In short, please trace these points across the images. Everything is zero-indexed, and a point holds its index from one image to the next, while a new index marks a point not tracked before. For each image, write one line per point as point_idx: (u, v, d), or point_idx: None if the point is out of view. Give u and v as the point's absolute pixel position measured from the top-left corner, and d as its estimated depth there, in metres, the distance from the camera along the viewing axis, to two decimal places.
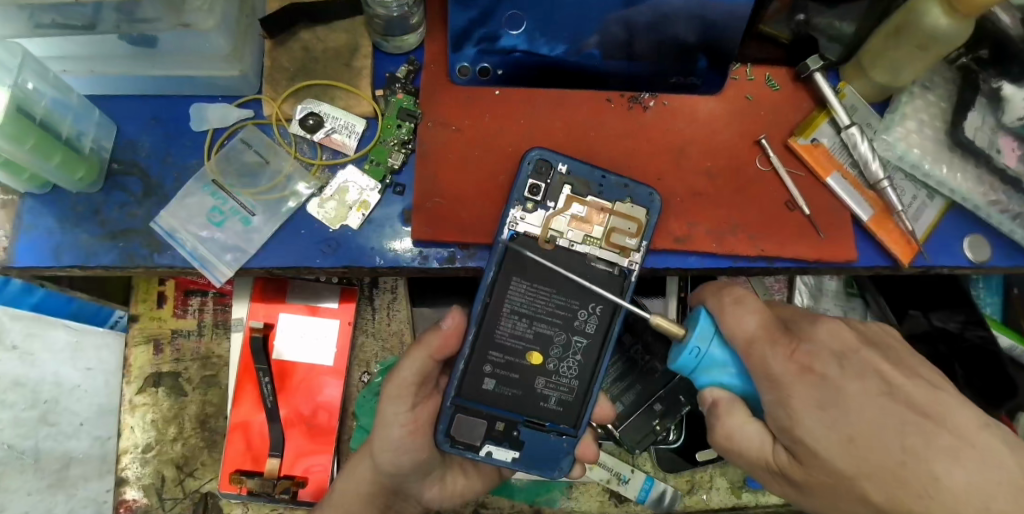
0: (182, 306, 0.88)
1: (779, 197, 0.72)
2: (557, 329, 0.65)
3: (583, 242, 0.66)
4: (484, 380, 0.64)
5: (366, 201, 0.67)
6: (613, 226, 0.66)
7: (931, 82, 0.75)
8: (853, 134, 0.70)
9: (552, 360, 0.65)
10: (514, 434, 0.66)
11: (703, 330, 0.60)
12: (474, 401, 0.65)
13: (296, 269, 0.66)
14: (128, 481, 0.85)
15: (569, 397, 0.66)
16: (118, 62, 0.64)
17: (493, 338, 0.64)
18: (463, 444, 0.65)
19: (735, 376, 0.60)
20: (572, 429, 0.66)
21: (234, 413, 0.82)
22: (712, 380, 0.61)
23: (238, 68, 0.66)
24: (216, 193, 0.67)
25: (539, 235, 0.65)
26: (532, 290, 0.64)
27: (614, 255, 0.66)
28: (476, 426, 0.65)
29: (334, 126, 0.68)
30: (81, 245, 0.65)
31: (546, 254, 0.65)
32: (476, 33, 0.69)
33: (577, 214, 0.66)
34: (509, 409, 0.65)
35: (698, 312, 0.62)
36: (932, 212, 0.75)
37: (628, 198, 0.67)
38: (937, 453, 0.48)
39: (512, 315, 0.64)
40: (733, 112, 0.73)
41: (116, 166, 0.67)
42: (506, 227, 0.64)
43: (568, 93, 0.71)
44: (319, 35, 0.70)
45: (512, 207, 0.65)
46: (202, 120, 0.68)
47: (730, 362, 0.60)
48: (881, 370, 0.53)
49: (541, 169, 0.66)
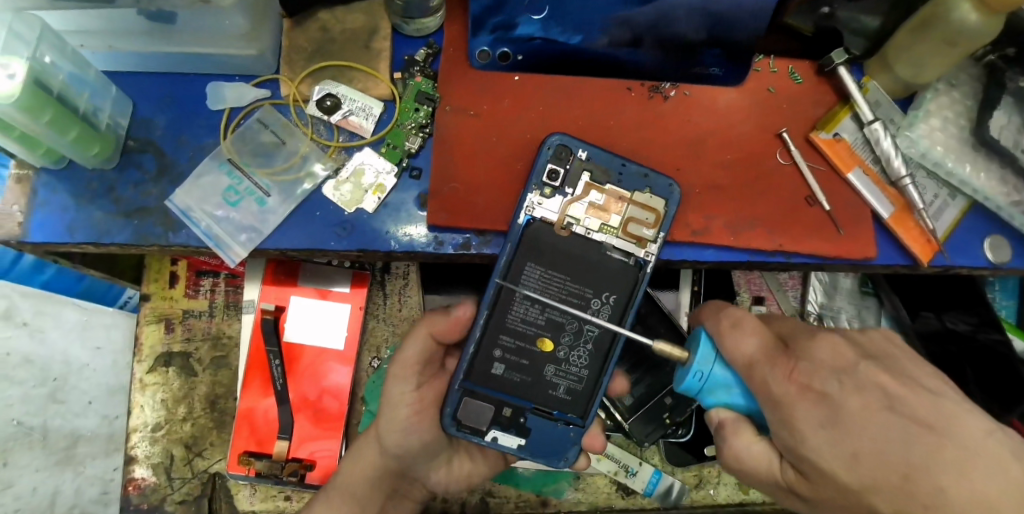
0: (194, 287, 0.86)
1: (799, 191, 0.71)
2: (570, 317, 0.64)
3: (600, 231, 0.65)
4: (494, 365, 0.64)
5: (381, 184, 0.66)
6: (630, 216, 0.65)
7: (956, 80, 0.74)
8: (876, 129, 0.70)
9: (563, 347, 0.65)
10: (521, 421, 0.66)
11: (704, 353, 0.61)
12: (483, 386, 0.64)
13: (309, 251, 0.65)
14: (137, 460, 0.84)
15: (579, 388, 0.66)
16: (136, 39, 0.64)
17: (505, 323, 0.63)
18: (468, 428, 0.65)
19: (740, 395, 0.61)
20: (580, 418, 0.66)
21: (241, 398, 0.82)
22: (718, 400, 0.61)
23: (255, 47, 0.65)
24: (231, 172, 0.66)
25: (555, 221, 0.65)
26: (546, 277, 0.64)
27: (630, 245, 0.66)
28: (483, 411, 0.65)
29: (352, 108, 0.67)
30: (94, 223, 0.65)
31: (560, 241, 0.65)
32: (490, 21, 0.69)
33: (594, 202, 0.65)
34: (518, 395, 0.65)
35: (699, 335, 0.62)
36: (953, 212, 0.74)
37: (647, 188, 0.66)
38: (954, 465, 0.46)
39: (524, 300, 0.64)
40: (752, 104, 0.73)
41: (132, 144, 0.67)
42: (523, 211, 0.64)
43: (587, 83, 0.70)
44: (338, 16, 0.69)
45: (530, 192, 0.64)
46: (220, 98, 0.68)
47: (734, 382, 0.60)
48: (885, 386, 0.52)
49: (561, 154, 0.65)
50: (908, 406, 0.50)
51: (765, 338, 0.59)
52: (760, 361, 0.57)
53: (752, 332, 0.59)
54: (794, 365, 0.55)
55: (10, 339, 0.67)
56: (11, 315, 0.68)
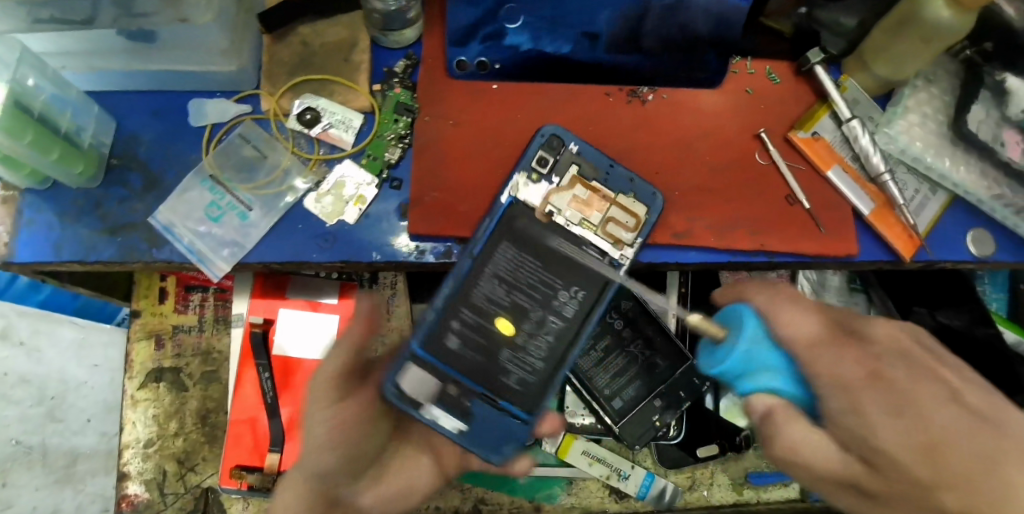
0: (183, 302, 0.86)
1: (779, 191, 0.71)
2: (535, 304, 0.65)
3: (579, 224, 0.66)
4: (449, 337, 0.64)
5: (362, 195, 0.67)
6: (610, 217, 0.66)
7: (934, 75, 0.75)
8: (854, 126, 0.71)
9: (523, 333, 0.64)
10: (466, 404, 0.63)
11: (751, 332, 0.53)
12: (434, 358, 0.63)
13: (294, 264, 0.66)
14: (129, 476, 0.82)
15: (531, 380, 0.65)
16: (118, 57, 0.65)
17: (470, 298, 0.64)
18: (409, 400, 0.62)
19: (786, 380, 0.53)
20: (527, 413, 0.64)
21: (236, 410, 0.81)
22: (757, 386, 0.53)
23: (235, 63, 0.65)
24: (213, 188, 0.67)
25: (537, 206, 0.66)
26: (517, 259, 0.65)
27: (607, 245, 0.66)
28: (430, 384, 0.63)
29: (331, 121, 0.68)
30: (80, 240, 0.65)
31: (536, 226, 0.65)
32: (483, 30, 0.71)
33: (578, 196, 0.67)
34: (470, 375, 0.64)
35: (742, 312, 0.54)
36: (934, 207, 0.74)
37: (632, 192, 0.67)
38: (999, 458, 0.47)
39: (493, 279, 0.64)
40: (734, 105, 0.73)
41: (115, 162, 0.67)
42: (506, 192, 0.65)
43: (570, 89, 0.71)
44: (318, 29, 0.70)
45: (517, 173, 0.66)
46: (201, 115, 0.68)
47: (781, 366, 0.53)
48: (939, 375, 0.52)
49: (553, 144, 0.67)
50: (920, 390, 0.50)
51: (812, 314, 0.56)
52: (826, 338, 0.53)
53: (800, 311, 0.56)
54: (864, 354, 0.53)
55: (8, 358, 0.68)
56: (9, 334, 0.68)
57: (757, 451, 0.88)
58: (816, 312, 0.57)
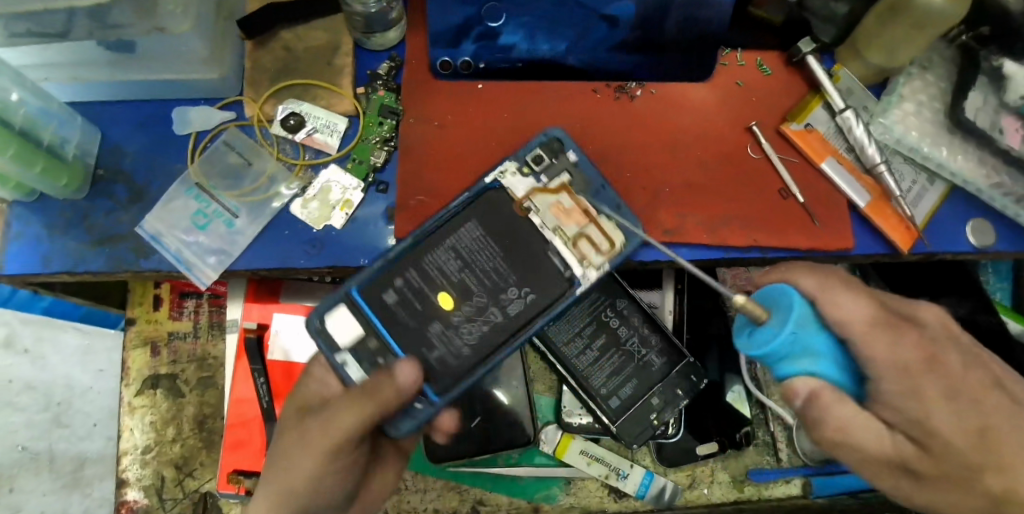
0: (178, 309, 0.86)
1: (772, 185, 0.70)
2: (483, 290, 0.62)
3: (552, 229, 0.63)
4: (389, 292, 0.62)
5: (349, 200, 0.66)
6: (586, 234, 0.64)
7: (930, 62, 0.73)
8: (847, 118, 0.69)
9: (460, 313, 0.61)
10: (378, 360, 0.61)
11: (799, 312, 0.47)
12: (368, 306, 0.62)
13: (282, 270, 0.66)
14: (129, 483, 0.83)
15: (451, 363, 0.61)
16: (100, 68, 0.65)
17: (421, 261, 0.62)
18: (327, 336, 0.61)
19: (828, 366, 0.48)
20: (434, 395, 0.60)
21: (233, 413, 0.81)
22: (800, 371, 0.47)
23: (217, 71, 0.65)
24: (199, 196, 0.66)
25: (517, 196, 0.64)
26: (481, 241, 0.63)
27: (574, 259, 0.63)
28: (352, 329, 0.61)
29: (316, 125, 0.67)
30: (69, 251, 0.65)
31: (511, 213, 0.63)
32: (474, 30, 0.73)
33: (560, 203, 0.64)
34: (393, 335, 0.61)
35: (783, 290, 0.48)
36: (932, 197, 0.73)
37: (616, 217, 0.65)
38: None
39: (449, 251, 0.63)
40: (725, 99, 0.72)
41: (101, 172, 0.67)
42: (493, 174, 0.64)
43: (556, 87, 0.71)
44: (300, 34, 0.69)
45: (508, 160, 0.65)
46: (185, 122, 0.68)
47: (823, 351, 0.48)
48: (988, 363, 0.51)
49: (553, 147, 0.66)
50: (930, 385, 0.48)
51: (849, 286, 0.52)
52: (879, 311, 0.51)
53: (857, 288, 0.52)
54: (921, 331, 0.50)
55: None
56: None
57: (758, 448, 0.87)
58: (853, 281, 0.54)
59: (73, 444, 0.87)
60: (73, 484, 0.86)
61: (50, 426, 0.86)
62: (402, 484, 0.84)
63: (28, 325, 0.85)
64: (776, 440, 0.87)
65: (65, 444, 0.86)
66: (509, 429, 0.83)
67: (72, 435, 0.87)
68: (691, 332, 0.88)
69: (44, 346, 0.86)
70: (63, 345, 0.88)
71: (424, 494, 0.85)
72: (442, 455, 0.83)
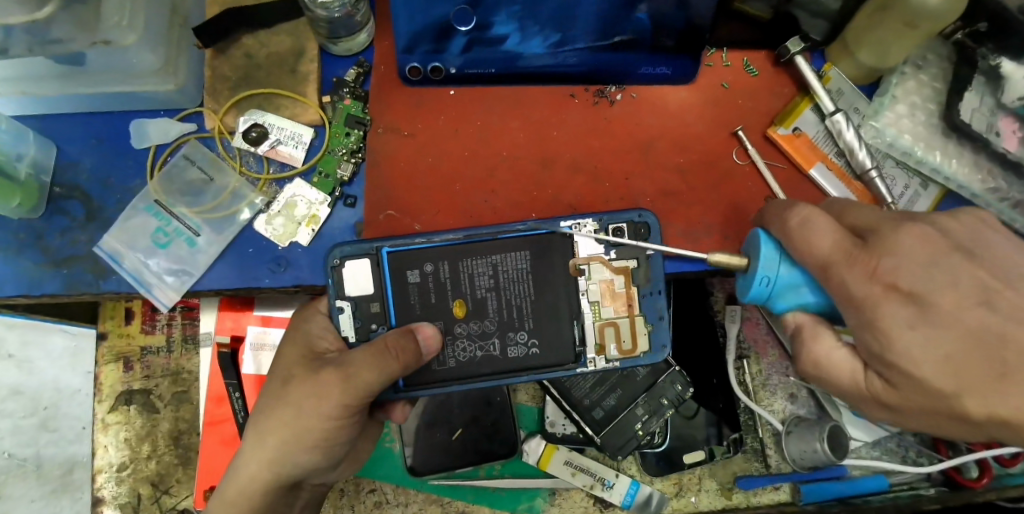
0: (150, 322, 0.84)
1: (758, 192, 0.67)
2: (496, 322, 0.60)
3: (589, 300, 0.61)
4: (414, 272, 0.60)
5: (315, 215, 0.64)
6: (616, 322, 0.61)
7: (924, 60, 0.69)
8: (837, 121, 0.64)
9: (467, 324, 0.60)
10: (372, 328, 0.60)
11: (767, 255, 0.54)
12: (389, 273, 0.60)
13: (246, 290, 0.64)
14: (104, 501, 0.81)
15: (432, 367, 0.60)
16: (51, 81, 0.62)
17: (459, 263, 0.60)
18: (337, 274, 0.60)
19: (813, 295, 0.54)
20: (403, 384, 0.60)
21: (208, 411, 0.80)
22: (789, 305, 0.55)
23: (173, 81, 0.63)
24: (159, 214, 0.64)
25: (581, 260, 0.61)
26: (523, 274, 0.60)
27: (592, 340, 0.61)
28: (363, 278, 0.60)
29: (279, 137, 0.65)
30: (25, 273, 0.63)
31: (560, 264, 0.60)
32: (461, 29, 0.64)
33: (610, 282, 0.61)
34: (397, 314, 0.60)
35: (756, 236, 0.55)
36: (926, 202, 0.70)
37: (651, 324, 0.62)
38: None
39: (489, 267, 0.60)
40: (707, 101, 0.69)
41: (58, 190, 0.64)
42: (569, 222, 0.61)
43: (527, 93, 0.68)
44: (263, 39, 0.66)
45: (587, 216, 0.61)
46: (144, 136, 0.65)
47: (803, 281, 0.54)
48: None
49: (638, 231, 0.61)
50: (871, 322, 0.48)
51: (842, 232, 0.51)
52: (838, 261, 0.50)
53: (826, 229, 0.51)
54: (876, 262, 0.48)
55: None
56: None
57: (747, 454, 0.84)
58: (860, 235, 0.52)
59: (62, 448, 0.80)
60: (63, 489, 0.79)
61: (37, 431, 0.79)
62: (382, 496, 0.83)
63: (12, 328, 0.79)
64: (765, 447, 0.84)
65: (53, 448, 0.80)
66: (492, 439, 0.82)
67: (61, 439, 0.80)
68: (678, 338, 0.85)
69: (30, 349, 0.80)
70: (51, 347, 0.81)
71: (406, 508, 0.82)
72: (422, 465, 0.81)
